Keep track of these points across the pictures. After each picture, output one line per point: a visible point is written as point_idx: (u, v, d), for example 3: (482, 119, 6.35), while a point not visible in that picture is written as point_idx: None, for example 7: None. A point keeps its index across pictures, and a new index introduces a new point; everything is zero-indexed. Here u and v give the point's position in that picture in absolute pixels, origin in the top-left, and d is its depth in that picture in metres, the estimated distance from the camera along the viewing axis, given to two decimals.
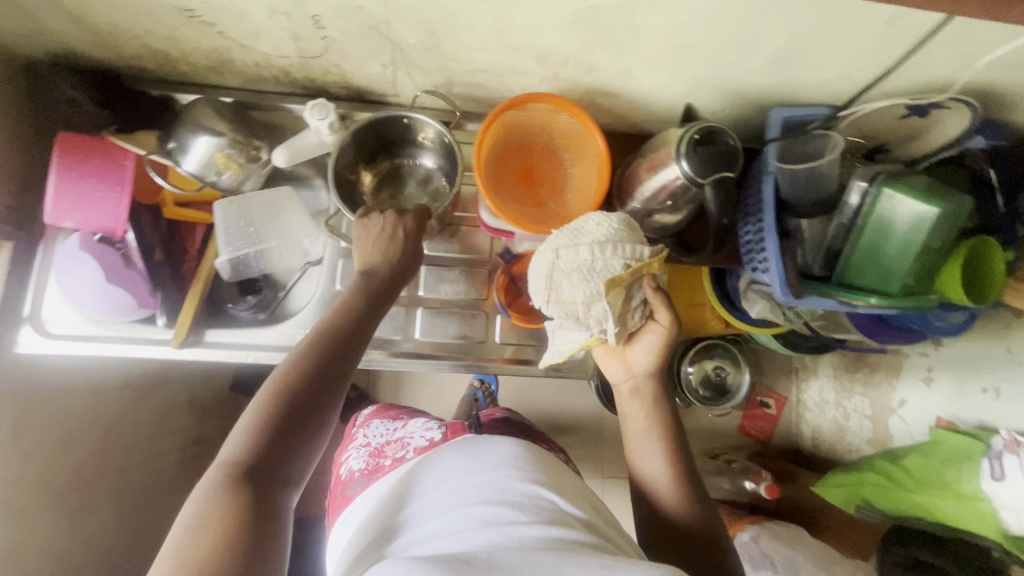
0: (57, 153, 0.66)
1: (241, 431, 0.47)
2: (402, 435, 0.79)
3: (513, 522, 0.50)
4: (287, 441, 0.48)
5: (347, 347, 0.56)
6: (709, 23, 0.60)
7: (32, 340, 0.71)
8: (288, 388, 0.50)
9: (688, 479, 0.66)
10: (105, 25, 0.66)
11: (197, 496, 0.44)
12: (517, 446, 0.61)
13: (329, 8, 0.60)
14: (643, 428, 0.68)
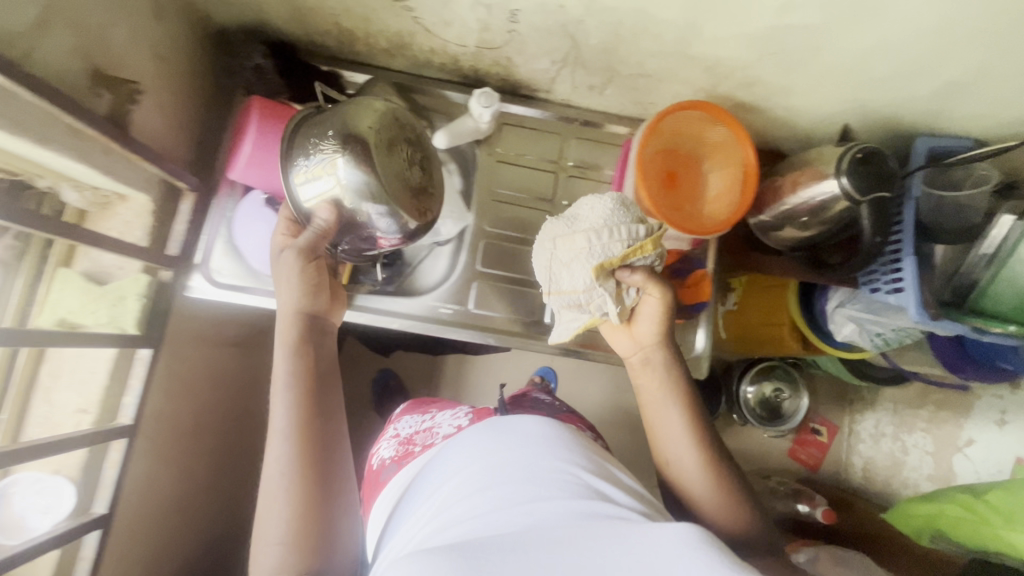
0: (256, 112, 0.70)
1: (274, 466, 0.62)
2: (432, 425, 0.73)
3: (540, 496, 0.51)
4: (316, 473, 0.63)
5: (321, 381, 0.69)
6: (891, 49, 0.63)
7: (203, 286, 0.76)
8: (299, 430, 0.64)
9: (711, 446, 0.68)
10: (310, 1, 0.71)
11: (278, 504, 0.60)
12: (546, 425, 0.61)
13: (532, 5, 0.65)
14: (664, 399, 0.71)
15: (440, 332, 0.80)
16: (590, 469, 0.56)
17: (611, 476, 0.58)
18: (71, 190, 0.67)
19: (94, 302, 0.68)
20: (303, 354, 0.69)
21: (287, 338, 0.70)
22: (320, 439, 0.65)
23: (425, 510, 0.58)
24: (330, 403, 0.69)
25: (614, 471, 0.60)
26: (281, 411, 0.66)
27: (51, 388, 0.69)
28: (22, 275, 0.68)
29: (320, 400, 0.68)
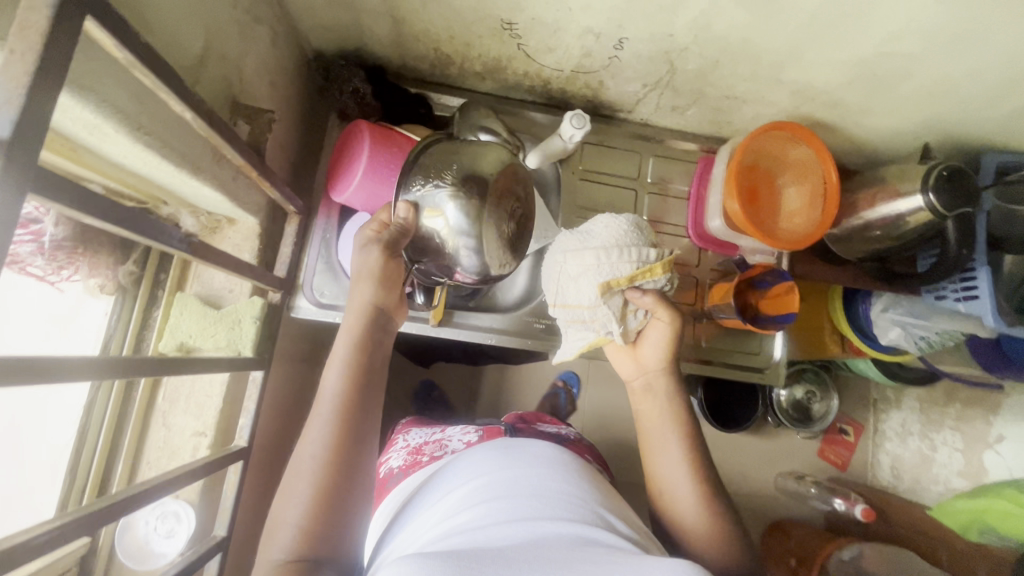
0: (366, 138, 0.72)
1: (311, 445, 0.54)
2: (439, 437, 0.79)
3: (536, 519, 0.50)
4: (349, 468, 0.54)
5: (373, 378, 0.60)
6: (980, 74, 0.68)
7: (308, 308, 0.77)
8: (342, 418, 0.56)
9: (708, 479, 0.65)
10: (417, 28, 0.73)
11: (297, 490, 0.52)
12: (554, 451, 0.64)
13: (642, 33, 0.68)
14: (664, 424, 0.68)
15: (536, 345, 0.84)
16: (602, 503, 0.57)
17: (622, 511, 0.59)
18: (190, 216, 0.68)
19: (212, 326, 0.69)
20: (363, 344, 0.60)
21: (354, 326, 0.61)
22: (360, 434, 0.56)
23: (418, 528, 0.57)
24: (377, 402, 0.59)
25: (625, 509, 0.61)
26: (327, 395, 0.57)
27: (169, 412, 0.69)
28: (139, 300, 0.69)
29: (368, 395, 0.58)
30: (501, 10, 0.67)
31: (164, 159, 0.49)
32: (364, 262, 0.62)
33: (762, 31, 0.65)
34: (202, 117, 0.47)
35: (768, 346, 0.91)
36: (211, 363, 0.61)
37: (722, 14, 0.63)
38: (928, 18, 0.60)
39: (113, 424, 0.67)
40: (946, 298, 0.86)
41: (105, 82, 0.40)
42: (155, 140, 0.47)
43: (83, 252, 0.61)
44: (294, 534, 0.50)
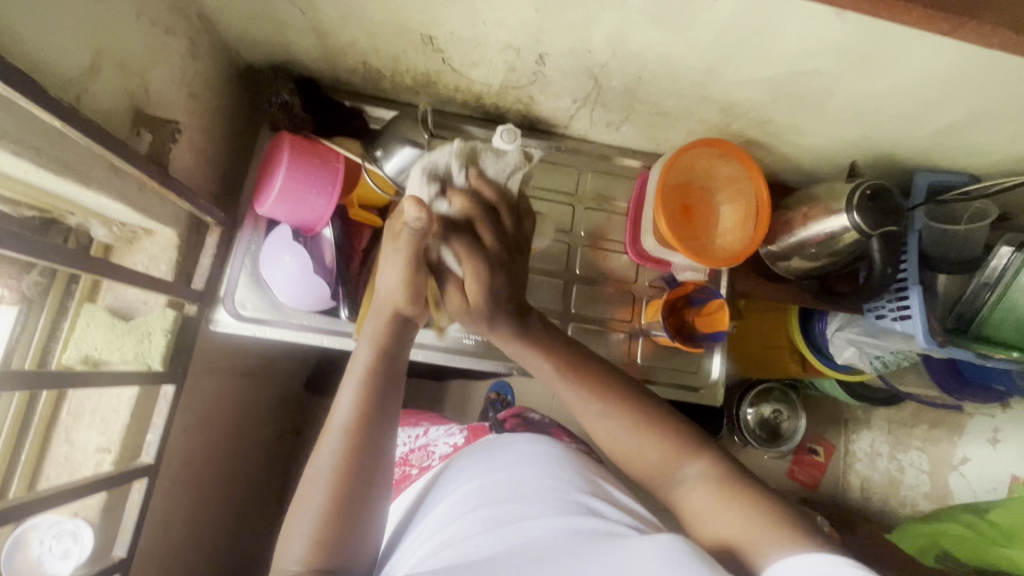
0: (286, 150, 0.72)
1: (325, 455, 0.54)
2: (426, 443, 0.80)
3: (532, 524, 0.52)
4: (363, 473, 0.54)
5: (392, 382, 0.59)
6: (898, 96, 0.67)
7: (230, 320, 0.77)
8: (358, 428, 0.55)
9: (618, 397, 0.62)
10: (341, 41, 0.73)
11: (315, 499, 0.53)
12: (546, 444, 0.64)
13: (561, 49, 0.68)
14: (543, 366, 0.64)
15: (466, 362, 0.82)
16: (585, 490, 0.58)
17: (606, 495, 0.60)
18: (101, 226, 0.66)
19: (119, 338, 0.67)
20: (383, 354, 0.59)
21: (377, 332, 0.60)
22: (377, 442, 0.56)
23: (415, 539, 0.59)
24: (394, 406, 0.58)
25: (609, 489, 0.62)
26: (343, 407, 0.56)
27: (73, 427, 0.67)
28: (46, 310, 0.67)
29: (385, 401, 0.57)
30: (418, 24, 0.67)
31: (40, 167, 0.48)
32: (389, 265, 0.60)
33: (677, 49, 0.65)
34: (76, 125, 0.47)
35: (707, 365, 0.89)
36: (105, 377, 0.59)
37: (633, 31, 0.63)
38: (838, 40, 0.59)
39: (12, 438, 0.64)
40: (885, 318, 0.85)
41: None
42: (25, 148, 0.46)
43: None
44: (314, 539, 0.51)
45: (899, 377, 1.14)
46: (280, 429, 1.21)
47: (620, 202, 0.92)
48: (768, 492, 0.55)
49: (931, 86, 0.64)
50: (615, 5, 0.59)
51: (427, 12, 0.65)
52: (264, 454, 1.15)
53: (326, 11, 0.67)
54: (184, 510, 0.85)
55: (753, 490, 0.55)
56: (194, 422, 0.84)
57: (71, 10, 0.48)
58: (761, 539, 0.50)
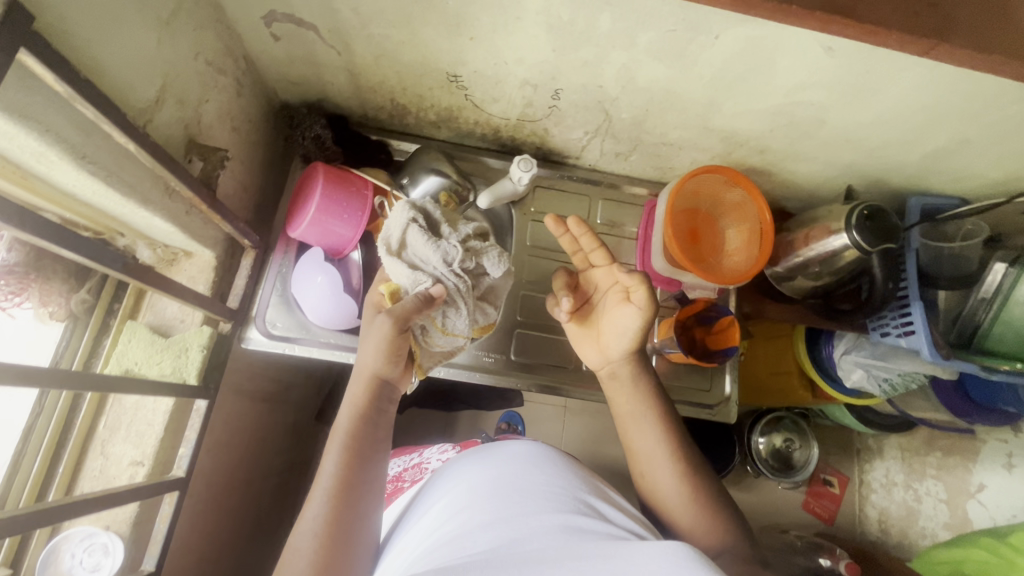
0: (322, 177, 0.77)
1: (309, 520, 0.58)
2: (420, 461, 0.83)
3: (525, 519, 0.52)
4: (346, 530, 0.58)
5: (372, 442, 0.64)
6: (884, 124, 0.73)
7: (261, 338, 0.80)
8: (340, 491, 0.59)
9: (688, 453, 0.69)
10: (373, 81, 0.80)
11: (298, 555, 0.56)
12: (529, 447, 0.66)
13: (574, 85, 0.74)
14: (637, 411, 0.72)
15: (486, 379, 0.85)
16: (587, 491, 0.59)
17: (611, 500, 0.62)
18: (147, 248, 0.71)
19: (158, 354, 0.70)
20: (364, 417, 0.65)
21: (358, 400, 0.66)
22: (360, 500, 0.60)
23: (408, 542, 0.59)
24: (376, 463, 0.64)
25: (613, 496, 0.64)
26: (325, 475, 0.61)
27: (109, 441, 0.69)
28: (90, 328, 0.71)
29: (366, 464, 0.63)
30: (445, 64, 0.74)
31: (109, 187, 0.53)
32: (370, 335, 0.66)
33: (680, 83, 0.71)
34: (145, 148, 0.52)
35: (721, 382, 0.91)
36: (147, 386, 0.62)
37: (641, 68, 0.69)
38: (825, 74, 0.65)
39: (50, 452, 0.67)
40: (890, 335, 0.87)
41: (50, 114, 0.44)
42: (99, 169, 0.51)
43: (35, 278, 0.64)
44: None
45: (907, 402, 1.16)
46: (295, 457, 1.21)
47: (630, 228, 0.97)
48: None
49: (917, 114, 0.70)
50: (624, 44, 0.65)
51: (453, 53, 0.71)
52: (277, 483, 1.15)
53: (361, 53, 0.74)
54: (199, 533, 0.85)
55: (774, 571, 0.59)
56: (216, 444, 0.86)
57: (146, 50, 0.54)
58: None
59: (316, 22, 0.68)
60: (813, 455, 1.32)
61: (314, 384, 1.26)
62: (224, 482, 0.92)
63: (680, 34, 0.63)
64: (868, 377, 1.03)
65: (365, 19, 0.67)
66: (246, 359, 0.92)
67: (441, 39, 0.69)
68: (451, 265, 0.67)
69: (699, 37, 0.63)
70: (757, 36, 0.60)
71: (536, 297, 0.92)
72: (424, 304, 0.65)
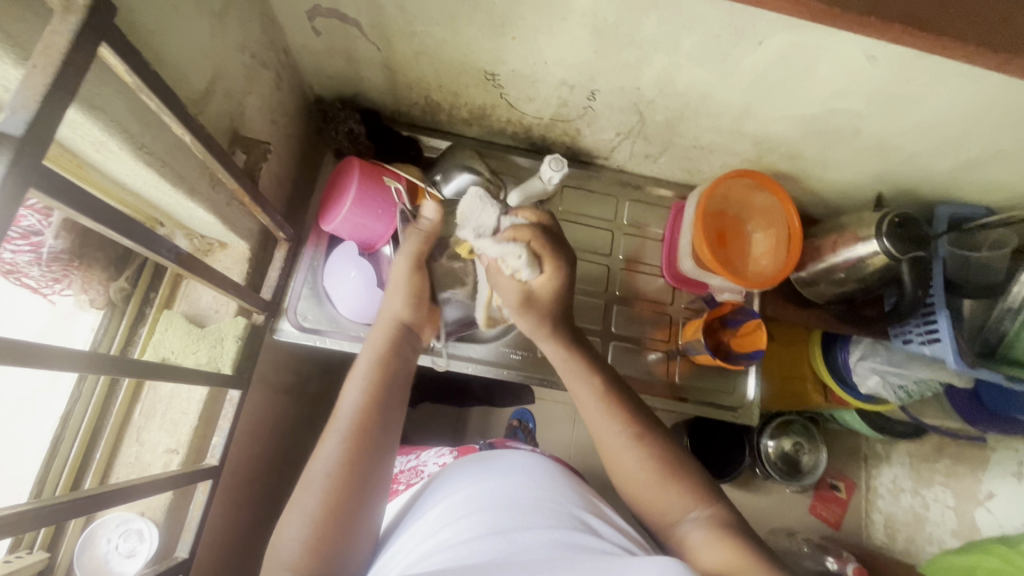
0: (359, 172, 0.78)
1: (323, 461, 0.59)
2: (416, 464, 0.82)
3: (522, 532, 0.54)
4: (360, 474, 0.58)
5: (394, 389, 0.65)
6: (919, 134, 0.73)
7: (291, 331, 0.81)
8: (355, 435, 0.60)
9: (648, 431, 0.66)
10: (409, 77, 0.80)
11: (308, 498, 0.56)
12: (527, 458, 0.67)
13: (612, 87, 0.75)
14: (584, 392, 0.69)
15: (511, 377, 0.86)
16: (583, 507, 0.61)
17: (603, 515, 0.63)
18: (184, 238, 0.71)
19: (194, 343, 0.71)
20: (385, 358, 0.67)
21: (378, 343, 0.68)
22: (376, 444, 0.61)
23: (404, 545, 0.59)
24: (394, 408, 0.64)
25: (607, 510, 0.66)
26: (343, 413, 0.62)
27: (144, 428, 0.70)
28: (127, 316, 0.72)
29: (385, 407, 0.63)
30: (484, 62, 0.74)
31: (162, 177, 0.53)
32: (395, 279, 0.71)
33: (719, 88, 0.72)
34: (200, 140, 0.52)
35: (743, 386, 0.92)
36: (188, 375, 0.63)
37: (682, 72, 0.70)
38: (865, 81, 0.66)
39: (87, 438, 0.68)
40: (913, 342, 0.88)
41: (114, 104, 0.45)
42: (155, 159, 0.52)
43: (78, 266, 0.65)
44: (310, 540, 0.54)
45: (922, 410, 1.17)
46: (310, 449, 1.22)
47: (656, 229, 0.98)
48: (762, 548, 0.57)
49: (953, 125, 0.70)
50: (667, 48, 0.66)
51: (494, 52, 0.72)
52: (293, 473, 1.16)
53: (401, 50, 0.74)
54: (223, 520, 0.87)
55: (747, 540, 0.57)
56: (241, 433, 0.87)
57: (200, 43, 0.55)
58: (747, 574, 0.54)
59: (360, 18, 0.69)
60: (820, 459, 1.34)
61: (330, 377, 1.27)
62: (247, 471, 0.92)
63: (724, 39, 0.63)
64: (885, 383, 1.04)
65: (410, 16, 0.67)
66: (272, 351, 0.93)
67: (483, 37, 0.70)
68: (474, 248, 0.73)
69: (744, 43, 0.63)
70: (803, 43, 0.61)
71: None
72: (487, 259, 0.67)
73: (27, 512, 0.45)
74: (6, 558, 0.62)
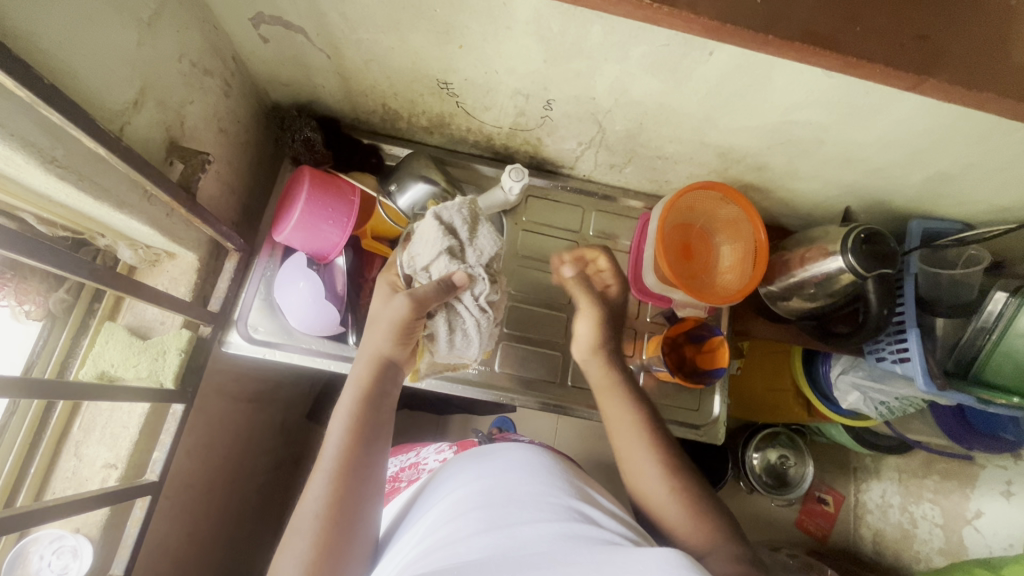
0: (307, 183, 0.76)
1: (311, 501, 0.57)
2: (416, 461, 0.82)
3: (518, 527, 0.51)
4: (349, 511, 0.57)
5: (377, 429, 0.64)
6: (884, 146, 0.71)
7: (241, 341, 0.79)
8: (341, 474, 0.59)
9: (658, 441, 0.68)
10: (363, 85, 0.79)
11: (297, 542, 0.55)
12: (522, 452, 0.65)
13: (567, 96, 0.73)
14: (611, 410, 0.72)
15: (469, 391, 0.84)
16: (580, 496, 0.58)
17: (594, 499, 0.60)
18: (127, 249, 0.70)
19: (136, 355, 0.70)
20: (369, 397, 0.65)
21: (363, 381, 0.66)
22: (363, 481, 0.59)
23: (401, 547, 0.58)
24: (379, 447, 0.63)
25: (594, 495, 0.61)
26: (328, 455, 0.60)
27: (83, 442, 0.69)
28: (68, 327, 0.70)
29: (369, 443, 0.62)
30: (436, 71, 0.73)
31: (80, 190, 0.52)
32: (384, 314, 0.68)
33: (673, 98, 0.69)
34: (116, 153, 0.51)
35: (709, 403, 0.89)
36: (119, 391, 0.61)
37: (634, 81, 0.67)
38: (822, 92, 0.63)
39: (23, 452, 0.67)
40: (886, 360, 0.85)
41: (12, 118, 0.43)
42: (70, 172, 0.50)
43: (12, 278, 0.64)
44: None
45: (905, 426, 1.12)
46: (282, 456, 1.21)
47: (625, 240, 0.96)
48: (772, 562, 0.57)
49: (918, 136, 0.67)
50: (617, 57, 0.64)
51: (444, 60, 0.70)
52: (265, 482, 1.14)
53: (350, 57, 0.72)
54: (179, 531, 0.85)
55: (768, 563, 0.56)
56: (198, 443, 0.86)
57: (121, 52, 0.53)
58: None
59: (304, 26, 0.67)
60: (807, 472, 1.28)
61: (304, 384, 1.25)
62: (206, 480, 0.91)
63: (674, 48, 0.61)
64: (865, 400, 0.99)
65: (354, 23, 0.65)
66: (234, 360, 0.92)
67: (430, 45, 0.68)
68: (478, 298, 0.70)
69: (693, 53, 0.61)
70: (752, 53, 0.58)
71: (524, 309, 0.91)
72: (446, 291, 0.67)
73: None
74: None
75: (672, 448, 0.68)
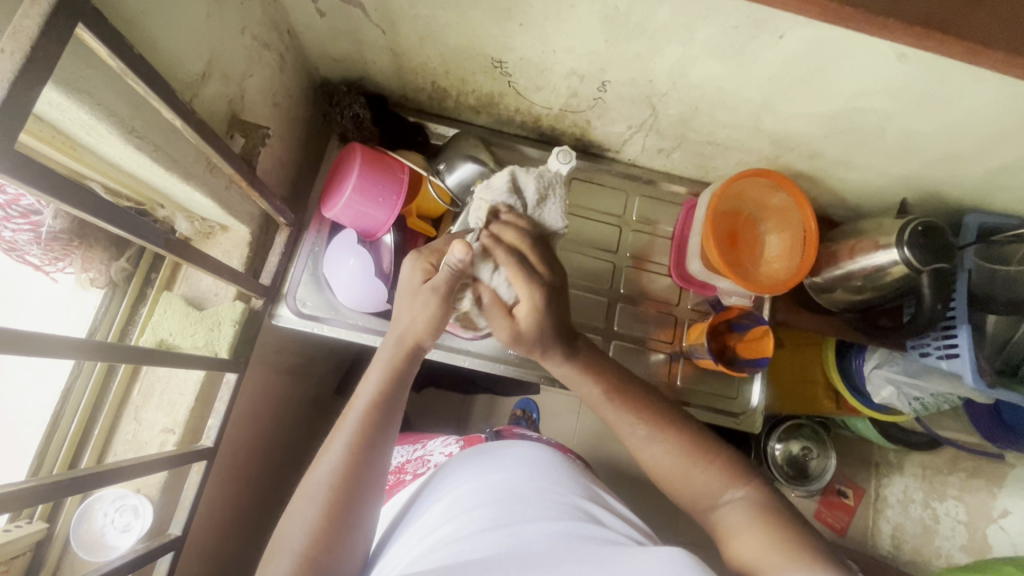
0: (359, 158, 0.76)
1: (324, 471, 0.58)
2: (421, 454, 0.81)
3: (525, 527, 0.51)
4: (356, 491, 0.58)
5: (397, 409, 0.63)
6: (948, 137, 0.69)
7: (291, 316, 0.81)
8: (357, 452, 0.59)
9: (664, 423, 0.64)
10: (415, 62, 0.78)
11: (306, 511, 0.56)
12: (529, 453, 0.65)
13: (624, 78, 0.72)
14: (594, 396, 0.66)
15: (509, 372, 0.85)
16: (587, 497, 0.59)
17: (604, 502, 0.62)
18: (185, 221, 0.71)
19: (192, 325, 0.71)
20: (396, 375, 0.64)
21: (393, 359, 0.64)
22: (374, 461, 0.60)
23: (407, 539, 0.58)
24: (394, 429, 0.63)
25: (608, 499, 0.64)
26: (346, 426, 0.61)
27: (142, 407, 0.71)
28: (127, 295, 0.72)
29: (387, 424, 0.62)
30: (491, 49, 0.72)
31: (154, 161, 0.53)
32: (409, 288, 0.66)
33: (733, 82, 0.68)
34: (191, 125, 0.51)
35: (747, 393, 0.89)
36: (181, 358, 0.63)
37: (696, 64, 0.66)
38: (891, 78, 0.61)
39: (87, 414, 0.69)
40: (930, 356, 0.84)
41: (99, 87, 0.44)
42: (146, 143, 0.51)
43: (78, 245, 0.65)
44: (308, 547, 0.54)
45: (937, 423, 1.11)
46: (313, 430, 1.23)
47: (667, 226, 0.95)
48: (803, 527, 0.56)
49: (986, 128, 0.65)
50: (681, 38, 0.62)
51: (501, 38, 0.69)
52: (298, 453, 1.17)
53: (406, 34, 0.72)
54: (222, 497, 0.88)
55: (786, 519, 0.56)
56: (243, 414, 0.89)
57: (194, 24, 0.53)
58: (776, 562, 0.52)
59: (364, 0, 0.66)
60: (830, 464, 1.28)
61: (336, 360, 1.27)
62: (248, 449, 0.94)
63: (742, 30, 0.59)
64: (899, 395, 0.98)
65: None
66: (275, 334, 0.94)
67: (490, 22, 0.67)
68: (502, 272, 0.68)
69: (763, 36, 0.59)
70: (825, 37, 0.57)
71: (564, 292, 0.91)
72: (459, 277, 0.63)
73: (22, 490, 0.46)
74: (6, 526, 0.64)
75: (667, 413, 0.65)
